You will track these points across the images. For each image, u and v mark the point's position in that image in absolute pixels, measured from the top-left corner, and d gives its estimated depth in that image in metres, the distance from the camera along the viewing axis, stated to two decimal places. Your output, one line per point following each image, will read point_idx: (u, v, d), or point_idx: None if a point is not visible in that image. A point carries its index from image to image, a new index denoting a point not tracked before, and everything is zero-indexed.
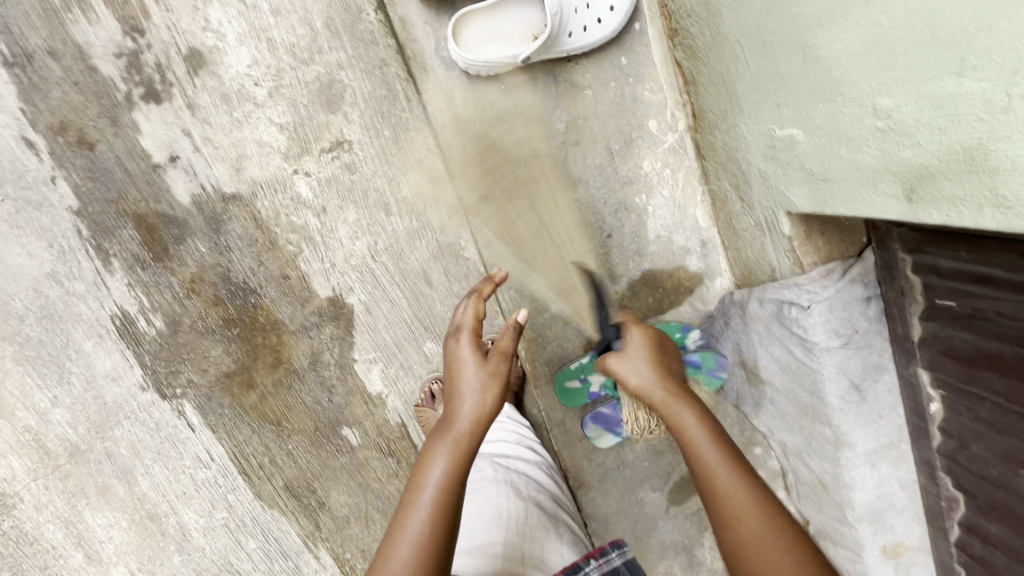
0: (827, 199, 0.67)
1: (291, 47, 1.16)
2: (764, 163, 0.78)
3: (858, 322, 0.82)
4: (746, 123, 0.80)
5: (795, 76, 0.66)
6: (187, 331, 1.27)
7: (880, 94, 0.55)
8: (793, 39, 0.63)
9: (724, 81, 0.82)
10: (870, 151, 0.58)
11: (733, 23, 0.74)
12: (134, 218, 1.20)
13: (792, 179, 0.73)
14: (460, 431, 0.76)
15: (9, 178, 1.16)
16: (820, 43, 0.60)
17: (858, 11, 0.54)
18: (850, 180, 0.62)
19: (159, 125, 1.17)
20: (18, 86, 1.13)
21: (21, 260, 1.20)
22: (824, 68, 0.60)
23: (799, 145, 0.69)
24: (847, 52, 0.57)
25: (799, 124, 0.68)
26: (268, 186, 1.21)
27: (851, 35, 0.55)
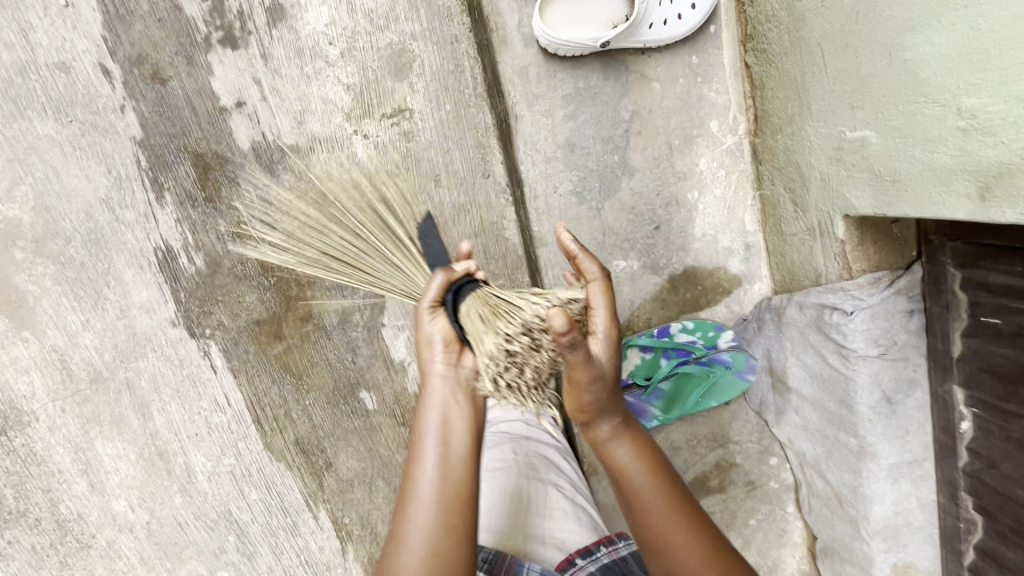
0: (892, 200, 0.75)
1: (370, 12, 1.20)
2: (828, 165, 0.85)
3: (897, 334, 0.86)
4: (813, 126, 0.87)
5: (877, 78, 0.74)
6: (226, 274, 1.29)
7: (966, 95, 0.63)
8: (882, 42, 0.72)
9: (796, 85, 0.89)
10: (949, 151, 0.66)
11: (815, 32, 0.83)
12: (194, 156, 1.23)
13: (856, 180, 0.79)
14: (449, 391, 0.78)
15: (81, 101, 1.20)
16: (910, 45, 0.68)
17: (955, 15, 0.63)
18: (924, 177, 0.70)
19: (231, 70, 1.21)
20: (104, 15, 1.18)
21: (78, 181, 1.23)
22: (910, 69, 0.69)
23: (870, 145, 0.76)
24: (937, 54, 0.66)
25: (873, 126, 0.76)
26: (327, 142, 1.24)
27: (945, 37, 0.64)
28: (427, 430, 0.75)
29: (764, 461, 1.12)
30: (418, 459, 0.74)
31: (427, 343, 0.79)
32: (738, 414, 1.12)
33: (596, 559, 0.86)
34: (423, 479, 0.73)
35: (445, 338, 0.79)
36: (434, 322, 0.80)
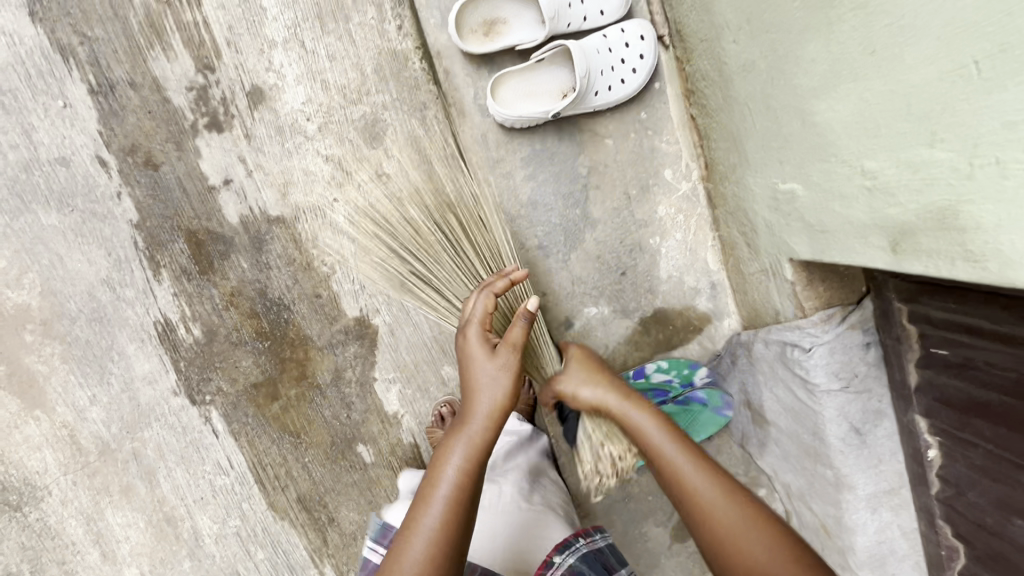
0: (824, 248, 0.76)
1: (343, 88, 1.28)
2: (768, 214, 0.86)
3: (857, 367, 0.86)
4: (752, 177, 0.88)
5: (795, 137, 0.75)
6: (222, 341, 1.35)
7: (866, 158, 0.65)
8: (794, 105, 0.74)
9: (733, 138, 0.91)
10: (860, 207, 0.68)
11: (739, 90, 0.85)
12: (187, 233, 1.31)
13: (793, 229, 0.81)
14: (484, 427, 0.85)
15: (80, 192, 1.28)
16: (817, 110, 0.70)
17: (848, 86, 0.65)
18: (842, 232, 0.72)
19: (218, 151, 1.29)
20: (99, 111, 1.26)
21: (81, 266, 1.31)
22: (820, 132, 0.71)
23: (797, 197, 0.78)
24: (838, 120, 0.67)
25: (799, 180, 0.77)
26: (310, 211, 1.32)
27: (843, 105, 0.66)
28: (449, 454, 0.83)
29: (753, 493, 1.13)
30: (439, 478, 0.81)
31: (474, 374, 0.87)
32: (721, 448, 1.13)
33: (574, 550, 0.96)
34: (431, 510, 0.79)
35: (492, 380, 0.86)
36: (492, 359, 0.88)
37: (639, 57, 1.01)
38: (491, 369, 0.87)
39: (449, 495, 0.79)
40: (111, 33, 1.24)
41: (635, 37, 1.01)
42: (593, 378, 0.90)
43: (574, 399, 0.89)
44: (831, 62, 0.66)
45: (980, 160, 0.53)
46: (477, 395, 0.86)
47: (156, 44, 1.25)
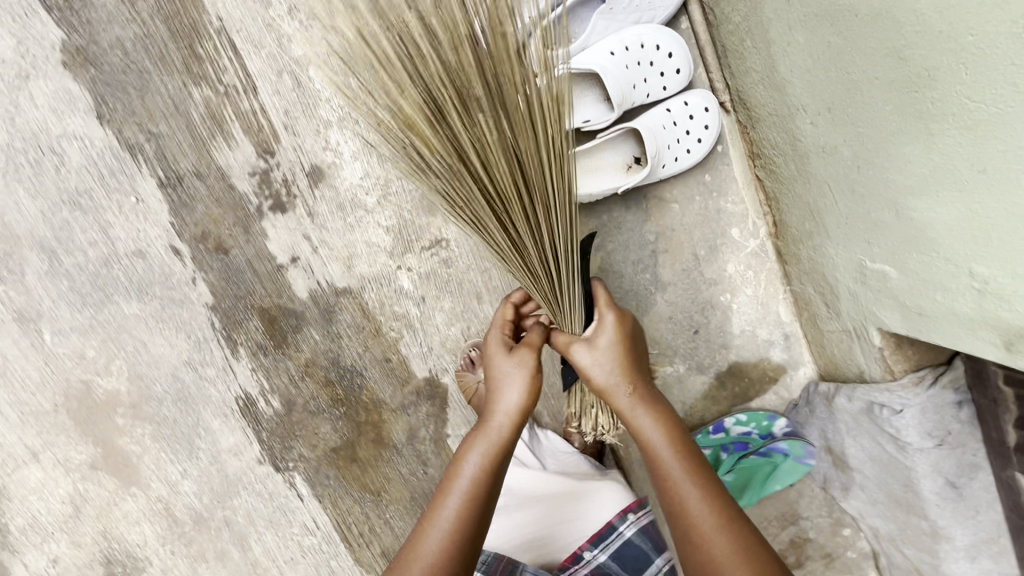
0: (921, 328, 0.77)
1: (398, 160, 1.31)
2: (853, 285, 0.87)
3: (950, 425, 0.87)
4: (832, 247, 0.89)
5: (886, 225, 0.77)
6: (300, 410, 1.41)
7: (975, 263, 0.66)
8: (886, 197, 0.75)
9: (810, 208, 0.92)
10: (966, 303, 0.69)
11: (818, 168, 0.86)
12: (260, 311, 1.36)
13: (884, 303, 0.82)
14: (506, 426, 0.93)
15: (158, 281, 1.34)
16: (914, 207, 0.71)
17: (951, 194, 0.66)
18: (949, 323, 0.73)
19: (284, 231, 1.34)
20: (169, 203, 1.32)
21: (164, 350, 1.37)
22: (918, 228, 0.72)
23: (892, 280, 0.79)
24: (940, 221, 0.69)
25: (891, 263, 0.78)
26: (375, 280, 1.36)
27: (945, 209, 0.67)
28: (472, 451, 0.92)
29: (838, 533, 1.14)
30: (462, 463, 0.91)
31: (495, 368, 0.97)
32: (803, 491, 1.14)
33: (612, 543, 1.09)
34: (451, 497, 0.88)
35: (514, 375, 0.95)
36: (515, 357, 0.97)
37: (704, 127, 1.04)
38: (512, 368, 0.96)
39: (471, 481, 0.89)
40: (175, 128, 1.29)
41: (699, 109, 1.04)
42: (609, 362, 0.97)
43: (585, 373, 0.97)
44: (932, 168, 0.67)
45: None
46: (499, 388, 0.95)
47: (218, 134, 1.30)
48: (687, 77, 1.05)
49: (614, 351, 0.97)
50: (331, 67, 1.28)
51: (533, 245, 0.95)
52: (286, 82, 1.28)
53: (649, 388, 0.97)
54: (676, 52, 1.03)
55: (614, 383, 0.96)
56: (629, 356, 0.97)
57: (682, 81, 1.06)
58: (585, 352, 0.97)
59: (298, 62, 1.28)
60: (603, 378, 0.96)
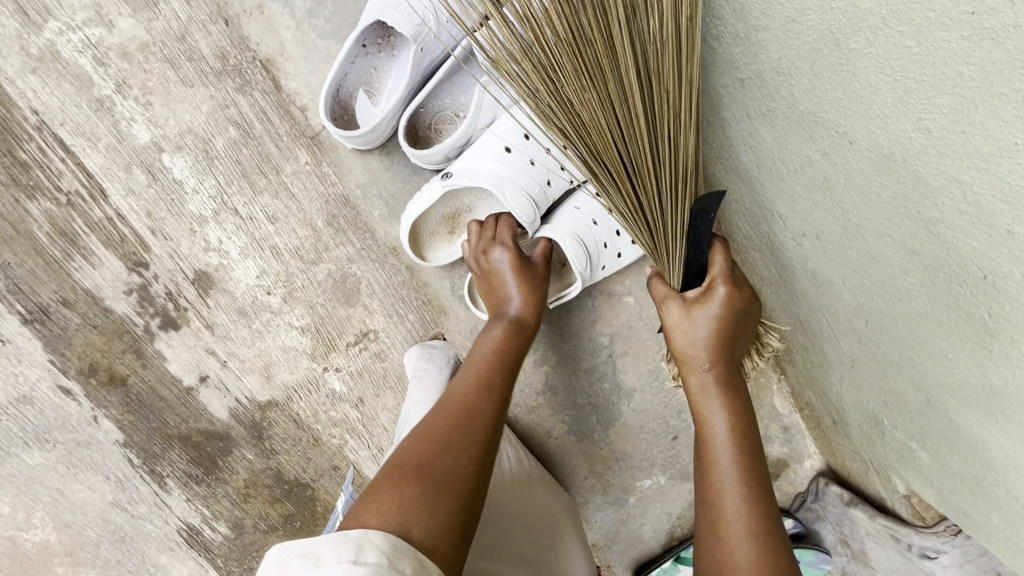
0: (958, 521, 0.64)
1: (296, 250, 1.07)
2: (872, 440, 0.72)
3: (999, 565, 0.69)
4: (845, 395, 0.74)
5: (912, 407, 0.62)
6: (252, 531, 1.26)
7: None
8: (914, 380, 0.60)
9: (815, 338, 0.75)
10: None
11: (820, 306, 0.71)
12: (180, 439, 1.19)
13: (907, 472, 0.68)
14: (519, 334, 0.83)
15: (55, 424, 1.16)
16: (957, 413, 0.56)
17: (1012, 422, 0.50)
18: (1000, 537, 0.58)
19: (183, 349, 1.13)
20: (41, 339, 1.11)
21: (84, 493, 1.21)
22: (959, 434, 0.57)
23: (919, 462, 0.65)
24: (993, 442, 0.53)
25: (920, 448, 0.64)
26: (302, 387, 1.16)
27: (1003, 438, 0.51)
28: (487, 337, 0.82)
29: None
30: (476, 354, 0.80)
31: (497, 277, 0.85)
32: None
33: None
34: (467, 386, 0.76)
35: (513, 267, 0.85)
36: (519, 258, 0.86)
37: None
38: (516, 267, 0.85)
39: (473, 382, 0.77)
40: (22, 254, 1.06)
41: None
42: (690, 318, 0.74)
43: (671, 331, 0.75)
44: (982, 382, 0.52)
45: None
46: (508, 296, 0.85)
47: (74, 252, 1.06)
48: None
49: (712, 329, 0.73)
50: (188, 150, 1.02)
51: (655, 171, 0.72)
52: (138, 177, 1.03)
53: (735, 377, 0.76)
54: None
55: (697, 345, 0.74)
56: (730, 331, 0.73)
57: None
58: (677, 316, 0.74)
59: (146, 150, 1.02)
60: (685, 339, 0.74)
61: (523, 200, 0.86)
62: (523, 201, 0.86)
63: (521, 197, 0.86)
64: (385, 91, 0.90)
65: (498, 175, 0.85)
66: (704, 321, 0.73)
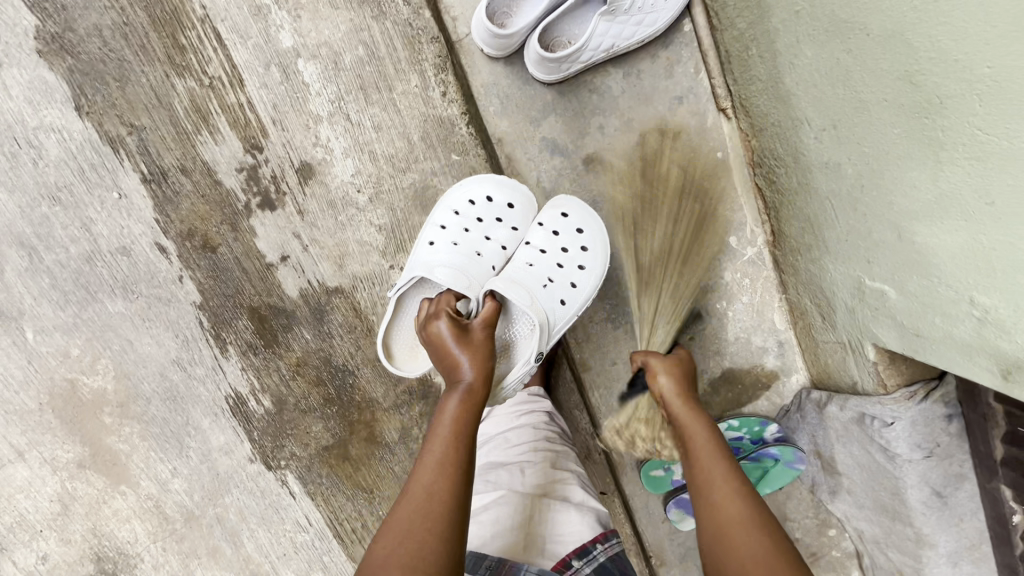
0: (917, 348, 0.72)
1: (390, 157, 1.28)
2: (853, 301, 0.83)
3: (939, 437, 0.88)
4: (833, 262, 0.84)
5: (887, 246, 0.71)
6: (292, 409, 1.40)
7: (977, 291, 0.60)
8: (889, 219, 0.69)
9: (811, 222, 0.87)
10: (966, 329, 0.63)
11: (830, 190, 0.78)
12: (249, 310, 1.34)
13: (882, 323, 0.78)
14: (467, 394, 0.87)
15: (143, 278, 1.31)
16: (918, 232, 0.65)
17: (957, 222, 0.60)
18: (944, 341, 0.67)
19: (273, 229, 1.30)
20: (154, 200, 1.28)
21: (151, 348, 1.35)
22: (920, 252, 0.65)
23: (889, 302, 0.74)
24: (944, 248, 0.62)
25: (891, 284, 0.73)
26: (368, 279, 1.33)
27: (951, 237, 0.61)
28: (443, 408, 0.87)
29: (824, 533, 1.17)
30: (437, 428, 0.84)
31: (439, 347, 0.92)
32: (791, 494, 1.16)
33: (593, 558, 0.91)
34: (425, 468, 0.81)
35: (450, 335, 0.91)
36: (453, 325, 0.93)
37: (579, 247, 1.07)
38: (453, 338, 0.91)
39: (442, 456, 0.81)
40: (158, 121, 1.25)
41: (558, 221, 1.08)
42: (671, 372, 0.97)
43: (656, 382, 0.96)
44: (938, 195, 0.61)
45: None
46: (457, 364, 0.89)
47: (203, 128, 1.25)
48: (523, 206, 1.13)
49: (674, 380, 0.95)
50: (321, 60, 1.24)
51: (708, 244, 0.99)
52: (274, 74, 1.24)
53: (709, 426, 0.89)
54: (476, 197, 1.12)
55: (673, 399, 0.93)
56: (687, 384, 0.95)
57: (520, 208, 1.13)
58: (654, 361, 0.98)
59: (287, 53, 1.23)
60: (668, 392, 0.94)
61: (458, 275, 1.03)
62: (456, 275, 1.02)
63: (456, 272, 1.03)
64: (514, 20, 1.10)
65: (436, 262, 1.05)
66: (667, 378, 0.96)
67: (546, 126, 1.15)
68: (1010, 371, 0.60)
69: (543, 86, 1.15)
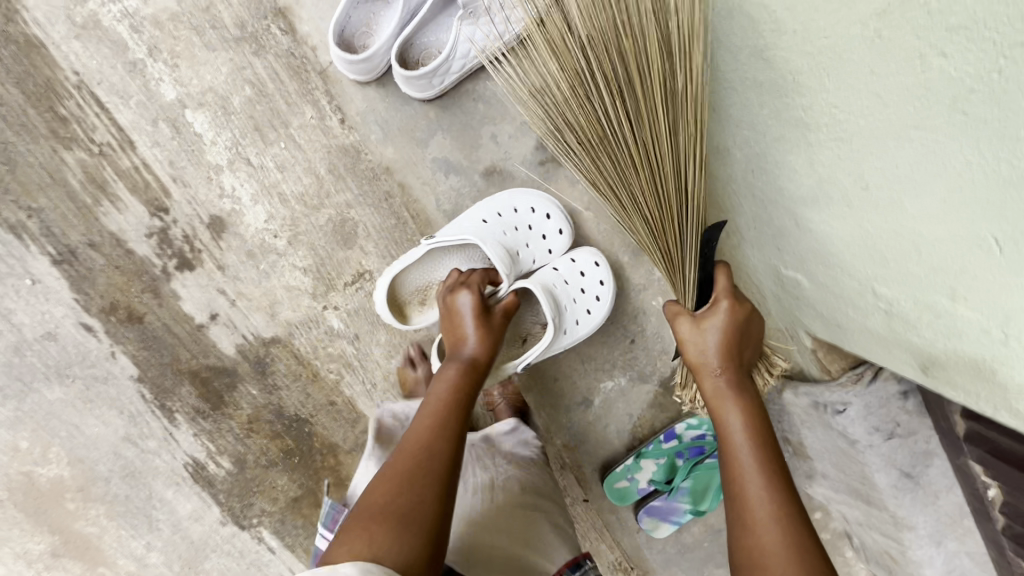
0: (843, 339, 0.74)
1: (301, 196, 1.21)
2: (775, 288, 0.85)
3: (898, 417, 0.81)
4: (750, 250, 0.87)
5: (791, 236, 0.75)
6: (254, 466, 1.35)
7: (877, 284, 0.63)
8: (788, 207, 0.73)
9: (724, 210, 0.90)
10: (877, 323, 0.66)
11: (733, 176, 0.83)
12: (190, 375, 1.29)
13: (804, 312, 0.79)
14: (470, 370, 0.88)
15: (76, 361, 1.27)
16: (813, 219, 0.69)
17: (846, 210, 0.64)
18: (861, 333, 0.70)
19: (196, 289, 1.25)
20: (68, 279, 1.23)
21: (98, 428, 1.31)
22: (819, 240, 0.69)
23: (805, 291, 0.77)
24: (839, 235, 0.66)
25: (804, 275, 0.75)
26: (303, 324, 1.28)
27: (843, 226, 0.65)
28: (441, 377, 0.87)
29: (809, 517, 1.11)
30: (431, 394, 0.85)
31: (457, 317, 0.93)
32: None
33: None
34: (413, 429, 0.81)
35: (470, 307, 0.92)
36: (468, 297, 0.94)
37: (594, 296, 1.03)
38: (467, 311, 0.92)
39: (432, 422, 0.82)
40: (56, 199, 1.19)
41: (588, 265, 1.03)
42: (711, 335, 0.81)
43: (688, 342, 0.82)
44: (820, 178, 0.66)
45: (962, 294, 0.54)
46: (464, 337, 0.91)
47: (103, 199, 1.20)
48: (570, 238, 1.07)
49: (721, 338, 0.80)
50: (208, 107, 1.17)
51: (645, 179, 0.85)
52: (164, 130, 1.18)
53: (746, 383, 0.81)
54: (553, 214, 1.06)
55: (712, 357, 0.80)
56: (737, 341, 0.80)
57: (566, 241, 1.08)
58: (687, 328, 0.82)
59: (172, 106, 1.17)
60: (703, 352, 0.81)
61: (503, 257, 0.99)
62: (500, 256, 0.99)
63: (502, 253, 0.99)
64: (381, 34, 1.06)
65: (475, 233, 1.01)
66: (713, 332, 0.80)
67: (434, 145, 1.16)
68: (927, 365, 0.62)
69: (421, 102, 1.15)
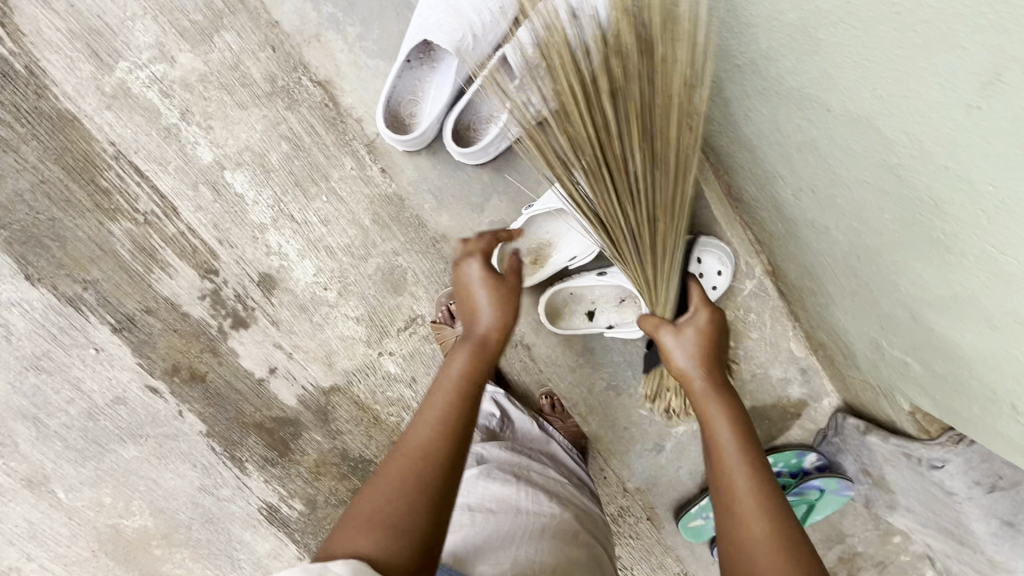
0: (955, 421, 0.77)
1: (348, 247, 1.19)
2: (873, 358, 0.86)
3: (1000, 469, 0.82)
4: (845, 319, 0.87)
5: (904, 326, 0.75)
6: (324, 506, 1.39)
7: (1016, 399, 0.64)
8: (906, 303, 0.72)
9: (812, 274, 0.89)
10: (1013, 428, 0.67)
11: (830, 254, 0.82)
12: (255, 427, 1.32)
13: (911, 388, 0.81)
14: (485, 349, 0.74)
15: (146, 421, 1.31)
16: (937, 322, 0.69)
17: (983, 327, 0.64)
18: (983, 426, 0.73)
19: (253, 345, 1.26)
20: (130, 345, 1.25)
21: (174, 481, 1.36)
22: (942, 339, 0.70)
23: (914, 372, 0.78)
24: (973, 344, 0.66)
25: (915, 360, 0.77)
26: (360, 371, 1.28)
27: (978, 340, 0.65)
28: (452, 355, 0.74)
29: (889, 542, 1.10)
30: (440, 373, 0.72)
31: (461, 281, 0.80)
32: (846, 512, 1.09)
33: None
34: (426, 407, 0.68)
35: (479, 275, 0.79)
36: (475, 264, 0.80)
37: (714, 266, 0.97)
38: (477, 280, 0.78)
39: (442, 405, 0.68)
40: (108, 270, 1.20)
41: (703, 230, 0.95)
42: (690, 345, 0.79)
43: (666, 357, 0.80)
44: (952, 290, 0.65)
45: None
46: (479, 313, 0.77)
47: (154, 266, 1.20)
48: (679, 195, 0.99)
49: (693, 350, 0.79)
50: (247, 166, 1.15)
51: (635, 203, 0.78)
52: (205, 193, 1.16)
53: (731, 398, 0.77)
54: None
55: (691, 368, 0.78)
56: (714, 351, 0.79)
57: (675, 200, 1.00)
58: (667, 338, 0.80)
59: (211, 169, 1.15)
60: (682, 363, 0.78)
61: None
62: None
63: None
64: (427, 99, 1.05)
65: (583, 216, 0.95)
66: (686, 346, 0.79)
67: (483, 200, 1.14)
68: None
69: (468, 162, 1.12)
